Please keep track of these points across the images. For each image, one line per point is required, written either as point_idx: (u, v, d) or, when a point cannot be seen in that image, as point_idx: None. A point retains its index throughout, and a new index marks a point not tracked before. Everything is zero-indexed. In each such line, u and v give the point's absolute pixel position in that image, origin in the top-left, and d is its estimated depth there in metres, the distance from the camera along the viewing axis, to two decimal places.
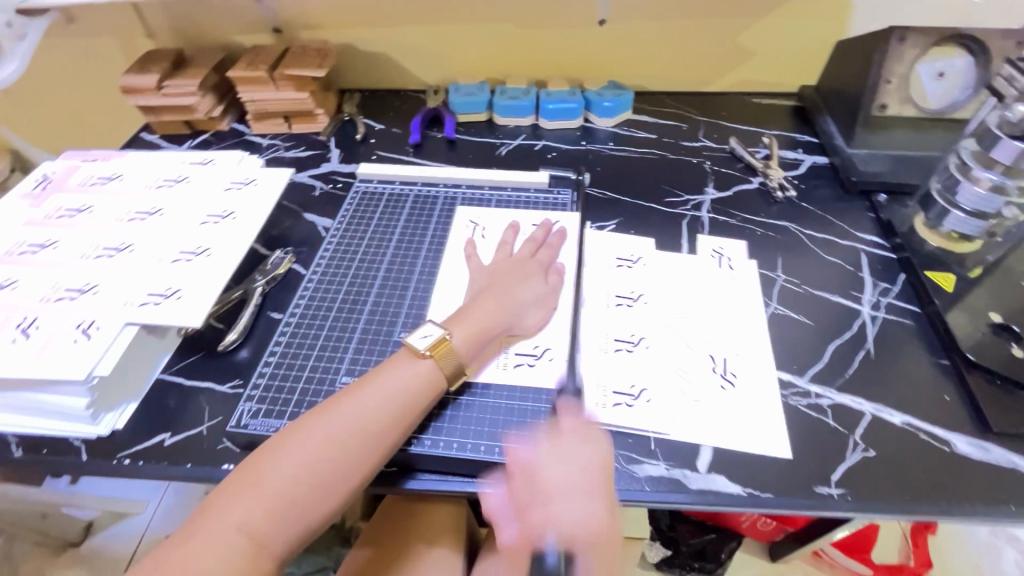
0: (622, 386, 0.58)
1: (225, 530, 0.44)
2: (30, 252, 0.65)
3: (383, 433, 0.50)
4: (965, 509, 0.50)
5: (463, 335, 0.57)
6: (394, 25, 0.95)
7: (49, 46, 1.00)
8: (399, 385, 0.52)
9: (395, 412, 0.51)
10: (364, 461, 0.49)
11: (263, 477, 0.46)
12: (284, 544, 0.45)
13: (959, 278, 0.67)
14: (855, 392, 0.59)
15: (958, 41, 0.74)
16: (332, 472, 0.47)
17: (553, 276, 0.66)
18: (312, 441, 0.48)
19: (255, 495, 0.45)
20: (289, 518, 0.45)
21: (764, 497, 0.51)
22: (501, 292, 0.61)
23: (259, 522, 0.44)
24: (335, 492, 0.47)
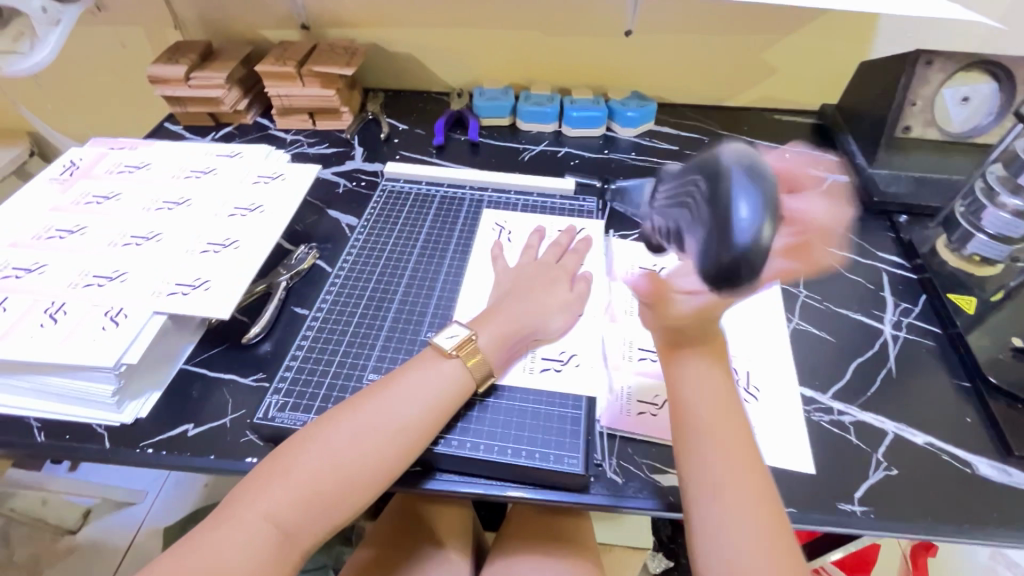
0: (646, 395, 0.58)
1: (252, 519, 0.44)
2: (58, 237, 0.65)
3: (411, 432, 0.49)
4: (988, 532, 0.50)
5: (490, 337, 0.56)
6: (422, 27, 0.95)
7: (77, 33, 1.00)
8: (429, 385, 0.52)
9: (424, 410, 0.51)
10: (392, 459, 0.48)
11: (291, 469, 0.46)
12: (309, 537, 0.45)
13: (980, 301, 0.68)
14: (877, 409, 0.59)
15: (982, 67, 0.75)
16: (359, 468, 0.47)
17: (580, 285, 0.65)
18: (341, 436, 0.48)
19: (284, 486, 0.45)
20: (316, 512, 0.45)
21: (788, 511, 0.51)
22: (528, 295, 0.61)
23: (285, 514, 0.44)
24: (362, 489, 0.47)
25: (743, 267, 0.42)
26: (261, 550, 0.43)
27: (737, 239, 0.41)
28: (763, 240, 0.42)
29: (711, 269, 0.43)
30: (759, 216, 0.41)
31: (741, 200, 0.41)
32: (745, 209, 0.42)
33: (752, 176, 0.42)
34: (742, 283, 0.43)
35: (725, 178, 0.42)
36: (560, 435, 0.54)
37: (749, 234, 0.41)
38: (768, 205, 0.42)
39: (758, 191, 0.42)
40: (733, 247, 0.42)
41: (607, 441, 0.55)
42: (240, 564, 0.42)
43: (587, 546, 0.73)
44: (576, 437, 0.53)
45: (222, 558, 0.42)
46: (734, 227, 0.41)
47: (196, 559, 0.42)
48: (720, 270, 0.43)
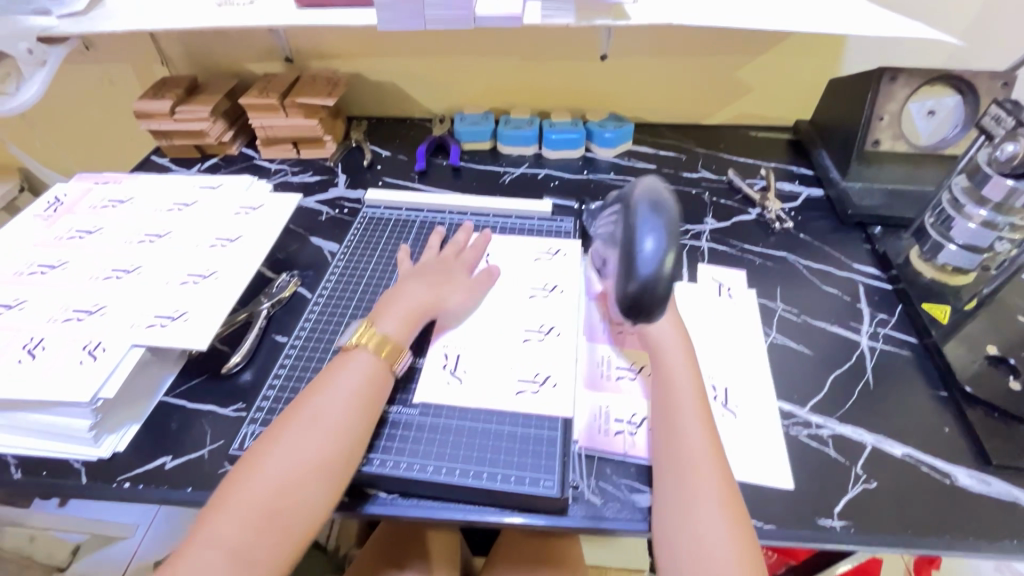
0: (623, 415, 0.59)
1: (204, 549, 0.43)
2: (40, 273, 0.66)
3: (344, 429, 0.50)
4: (969, 543, 0.50)
5: (391, 324, 0.58)
6: (403, 57, 0.98)
7: (66, 71, 1.02)
8: (353, 380, 0.53)
9: (347, 406, 0.51)
10: (334, 461, 0.48)
11: (237, 490, 0.46)
12: (266, 558, 0.44)
13: (955, 309, 0.68)
14: (856, 422, 0.59)
15: (946, 81, 0.77)
16: (304, 476, 0.47)
17: (481, 276, 0.68)
18: (281, 451, 0.48)
19: (231, 509, 0.45)
20: (269, 530, 0.44)
21: (767, 528, 0.51)
22: (430, 284, 0.64)
23: (235, 537, 0.44)
24: (312, 495, 0.47)
25: (648, 297, 0.46)
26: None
27: (640, 266, 0.46)
28: (666, 270, 0.45)
29: (624, 300, 0.48)
30: (661, 245, 0.46)
31: (645, 232, 0.46)
32: (649, 240, 0.46)
33: (656, 213, 0.47)
34: (652, 312, 0.46)
35: (635, 216, 0.48)
36: (537, 457, 0.54)
37: (652, 263, 0.45)
38: (672, 238, 0.46)
39: (661, 227, 0.46)
40: (637, 274, 0.46)
41: (585, 462, 0.55)
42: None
43: (576, 566, 0.74)
44: (552, 458, 0.54)
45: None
46: (637, 257, 0.46)
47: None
48: (629, 300, 0.46)
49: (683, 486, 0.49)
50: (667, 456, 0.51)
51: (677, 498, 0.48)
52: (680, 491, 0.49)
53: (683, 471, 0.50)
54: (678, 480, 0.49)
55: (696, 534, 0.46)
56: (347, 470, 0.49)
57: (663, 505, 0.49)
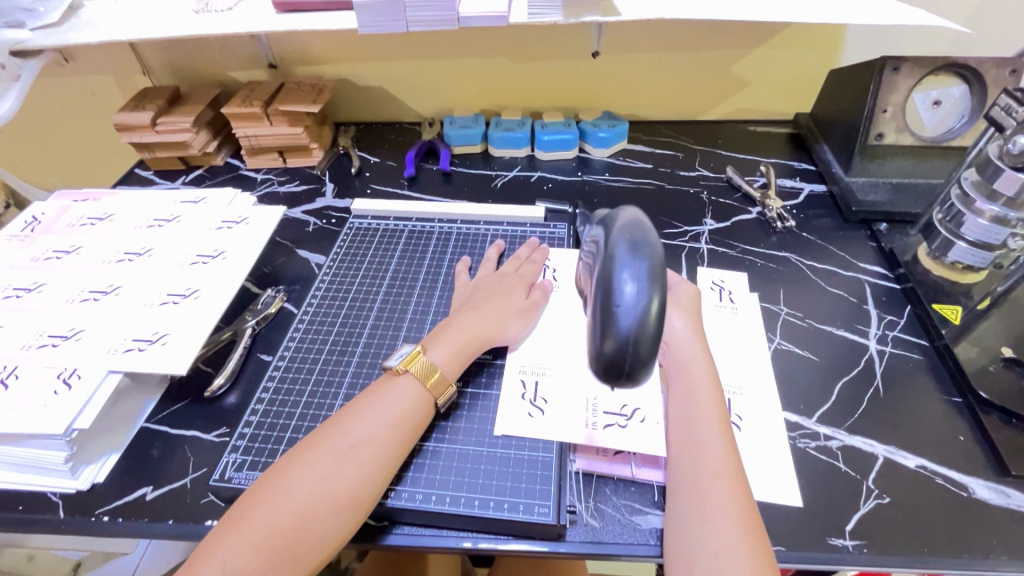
0: (612, 407, 0.56)
1: (213, 571, 0.40)
2: (15, 296, 0.63)
3: (380, 457, 0.48)
4: (990, 561, 0.47)
5: (443, 352, 0.55)
6: (389, 60, 0.95)
7: (45, 84, 1.00)
8: (397, 404, 0.51)
9: (384, 430, 0.49)
10: (360, 488, 0.46)
11: (256, 511, 0.43)
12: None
13: (967, 309, 0.66)
14: (865, 432, 0.57)
15: (950, 70, 0.74)
16: (326, 503, 0.44)
17: (537, 292, 0.65)
18: (307, 471, 0.46)
19: (246, 531, 0.42)
20: (281, 558, 0.42)
21: (776, 550, 0.48)
22: (492, 304, 0.61)
23: (246, 563, 0.41)
24: (333, 524, 0.44)
25: (628, 359, 0.37)
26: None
27: (620, 319, 0.37)
28: (649, 323, 0.37)
29: (598, 361, 0.39)
30: (645, 291, 0.37)
31: (625, 277, 0.37)
32: (631, 285, 0.37)
33: (636, 249, 0.38)
34: (635, 375, 0.38)
35: (610, 257, 0.39)
36: (531, 482, 0.51)
37: (632, 317, 0.37)
38: (656, 282, 0.37)
39: (643, 270, 0.37)
40: (615, 328, 0.37)
41: (583, 482, 0.53)
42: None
43: None
44: (547, 482, 0.51)
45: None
46: (615, 306, 0.37)
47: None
48: (607, 361, 0.38)
49: (698, 498, 0.46)
50: (684, 468, 0.49)
51: (692, 511, 0.46)
52: (695, 505, 0.46)
53: (700, 484, 0.47)
54: (695, 491, 0.47)
55: (712, 549, 0.43)
56: (370, 499, 0.46)
57: (678, 520, 0.46)
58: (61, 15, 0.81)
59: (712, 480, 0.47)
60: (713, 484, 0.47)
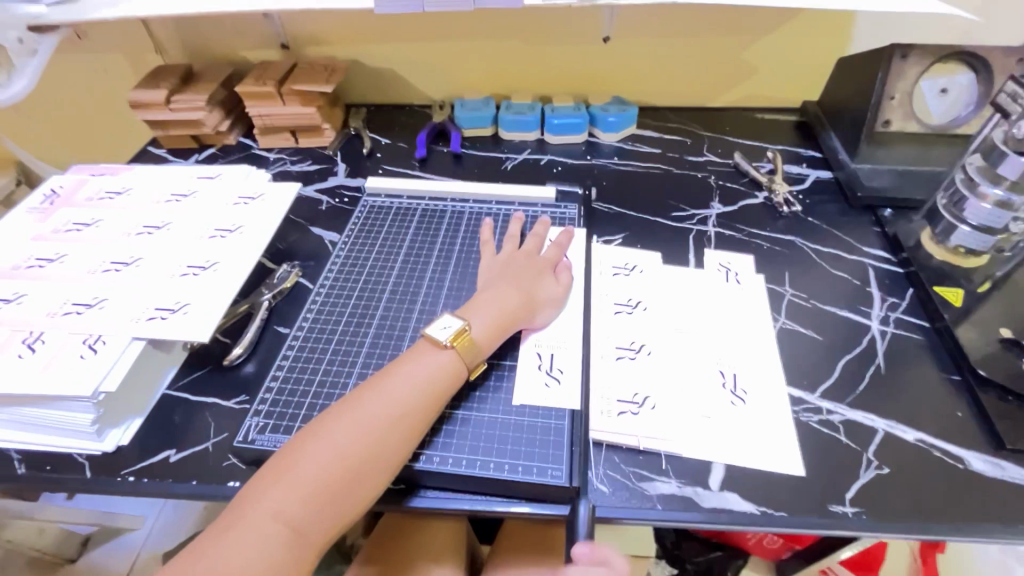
0: (625, 394, 0.58)
1: (261, 519, 0.43)
2: (38, 266, 0.65)
3: (416, 421, 0.50)
4: (982, 528, 0.49)
5: (476, 326, 0.57)
6: (400, 42, 0.95)
7: (58, 61, 1.01)
8: (433, 370, 0.53)
9: (419, 395, 0.51)
10: (400, 450, 0.48)
11: (300, 462, 0.45)
12: (322, 536, 0.44)
13: (968, 292, 0.67)
14: (865, 407, 0.58)
15: (958, 58, 0.75)
16: (367, 462, 0.46)
17: (563, 273, 0.67)
18: (349, 429, 0.47)
19: (293, 483, 0.44)
20: (327, 510, 0.44)
21: (778, 516, 0.50)
22: (515, 283, 0.62)
23: (294, 513, 0.43)
24: (371, 481, 0.46)
25: None
26: (271, 551, 0.42)
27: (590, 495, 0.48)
28: None
29: None
30: None
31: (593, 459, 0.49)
32: None
33: None
34: None
35: None
36: (544, 447, 0.53)
37: None
38: None
39: None
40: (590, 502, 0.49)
41: (592, 451, 0.55)
42: (251, 568, 0.41)
43: None
44: (559, 447, 0.53)
45: (235, 563, 0.41)
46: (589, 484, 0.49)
47: (205, 563, 0.41)
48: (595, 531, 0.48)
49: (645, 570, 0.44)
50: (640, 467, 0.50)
51: None
52: None
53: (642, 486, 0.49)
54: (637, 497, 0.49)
55: None
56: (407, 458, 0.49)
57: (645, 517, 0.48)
58: None
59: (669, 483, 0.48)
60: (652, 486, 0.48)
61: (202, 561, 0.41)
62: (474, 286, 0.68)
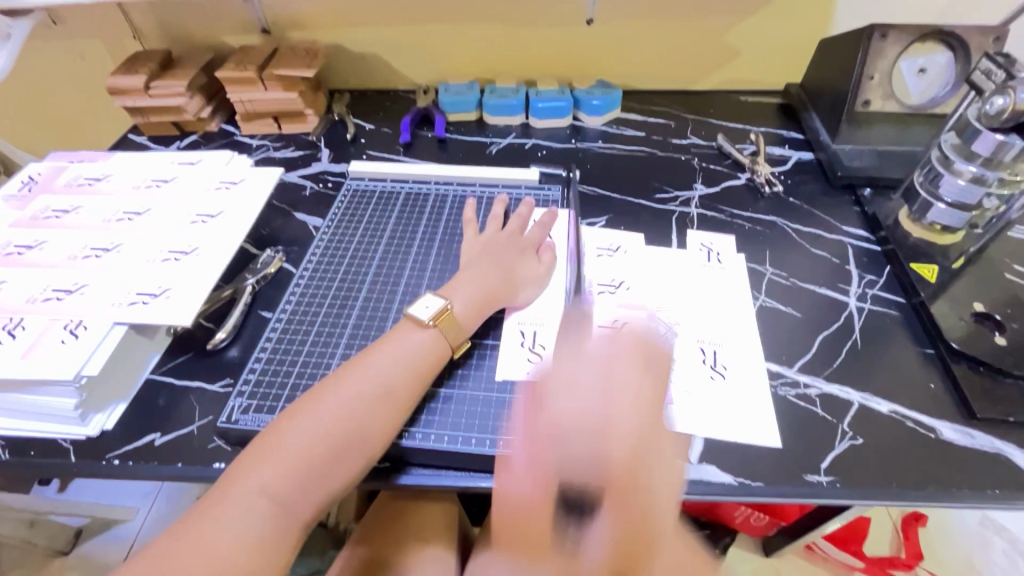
0: None
1: (248, 496, 0.43)
2: (17, 253, 0.64)
3: (399, 396, 0.51)
4: (950, 493, 0.51)
5: (463, 305, 0.58)
6: (383, 25, 0.95)
7: (33, 47, 0.99)
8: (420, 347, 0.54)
9: (402, 373, 0.52)
10: (384, 427, 0.49)
11: (286, 441, 0.46)
12: (306, 511, 0.45)
13: (943, 269, 0.68)
14: (842, 380, 0.60)
15: (936, 38, 0.76)
16: (353, 438, 0.47)
17: (546, 254, 0.68)
18: (335, 406, 0.48)
19: (278, 460, 0.45)
20: (312, 484, 0.45)
21: (755, 486, 0.52)
22: (497, 262, 0.63)
23: (280, 489, 0.44)
24: (357, 456, 0.47)
25: None
26: (259, 526, 0.42)
27: None
28: None
29: None
30: None
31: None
32: None
33: None
34: None
35: None
36: None
37: None
38: None
39: None
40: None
41: None
42: (239, 543, 0.41)
43: None
44: None
45: (220, 536, 0.41)
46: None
47: (191, 541, 0.41)
48: None
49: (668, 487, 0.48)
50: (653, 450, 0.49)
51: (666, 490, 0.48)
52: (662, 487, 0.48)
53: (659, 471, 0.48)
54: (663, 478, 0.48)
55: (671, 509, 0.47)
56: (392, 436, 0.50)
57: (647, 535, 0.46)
58: None
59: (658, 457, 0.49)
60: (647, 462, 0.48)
61: (187, 539, 0.41)
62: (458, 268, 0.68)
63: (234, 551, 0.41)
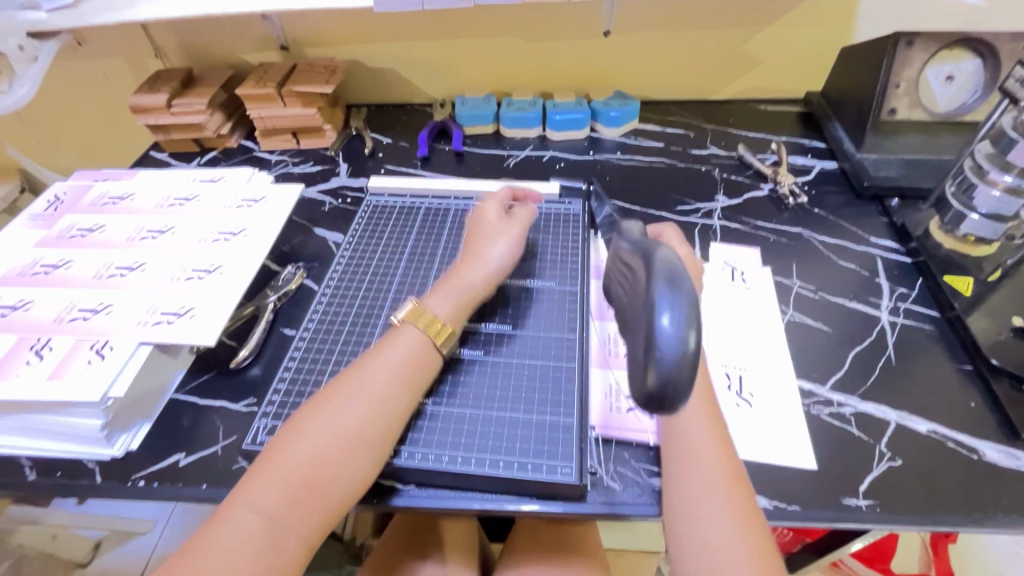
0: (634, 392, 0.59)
1: (241, 513, 0.42)
2: (44, 272, 0.65)
3: (390, 401, 0.50)
4: (997, 520, 0.49)
5: (445, 303, 0.57)
6: (401, 40, 0.95)
7: (58, 67, 1.01)
8: (408, 347, 0.53)
9: (393, 377, 0.51)
10: (381, 432, 0.48)
11: (278, 457, 0.45)
12: (303, 528, 0.43)
13: (978, 281, 0.66)
14: (878, 399, 0.58)
15: (963, 44, 0.74)
16: (344, 446, 0.46)
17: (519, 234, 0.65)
18: (330, 417, 0.48)
19: (270, 476, 0.44)
20: (303, 500, 0.44)
21: (791, 509, 0.50)
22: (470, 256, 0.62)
23: (274, 504, 0.43)
24: (351, 467, 0.46)
25: (668, 392, 0.38)
26: (254, 544, 0.41)
27: (662, 348, 0.38)
28: (689, 347, 0.38)
29: (640, 391, 0.39)
30: (681, 325, 0.38)
31: (663, 307, 0.39)
32: (667, 315, 0.39)
33: (674, 285, 0.40)
34: (673, 409, 0.38)
35: (650, 292, 0.41)
36: (552, 444, 0.53)
37: (674, 341, 0.38)
38: (693, 318, 0.39)
39: (681, 303, 0.39)
40: (658, 361, 0.38)
41: (602, 447, 0.55)
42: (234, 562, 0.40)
43: (594, 553, 0.71)
44: (568, 444, 0.52)
45: (217, 556, 0.41)
46: (654, 337, 0.39)
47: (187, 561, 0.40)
48: (653, 384, 0.38)
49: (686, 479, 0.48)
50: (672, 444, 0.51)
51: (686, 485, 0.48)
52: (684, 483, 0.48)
53: (686, 466, 0.49)
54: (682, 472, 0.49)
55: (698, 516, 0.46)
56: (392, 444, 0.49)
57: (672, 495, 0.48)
58: None
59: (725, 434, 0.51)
60: (702, 438, 0.50)
61: (186, 558, 0.41)
62: None
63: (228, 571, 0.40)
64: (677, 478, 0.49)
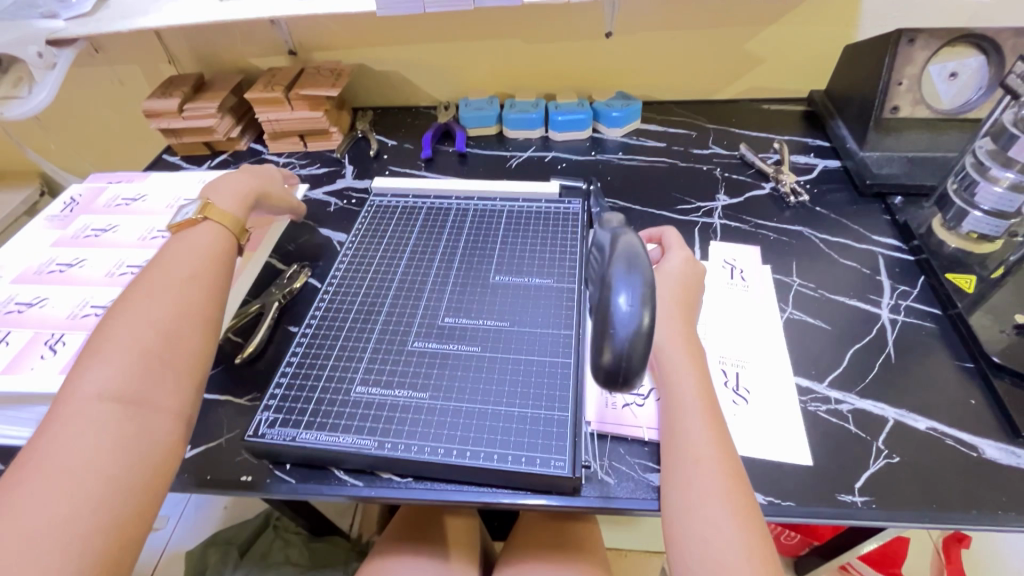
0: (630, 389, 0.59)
1: (56, 463, 0.39)
2: (59, 271, 0.67)
3: (188, 295, 0.51)
4: (995, 517, 0.49)
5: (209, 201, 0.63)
6: (406, 44, 0.97)
7: (76, 75, 1.04)
8: (187, 245, 0.56)
9: (175, 281, 0.52)
10: (202, 310, 0.52)
11: (79, 392, 0.43)
12: (152, 428, 0.44)
13: (981, 278, 0.66)
14: (876, 396, 0.58)
15: (967, 41, 0.74)
16: (160, 342, 0.47)
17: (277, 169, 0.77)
18: (133, 311, 0.48)
19: (78, 411, 0.42)
20: (136, 411, 0.43)
21: (786, 505, 0.50)
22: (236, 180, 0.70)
23: (98, 426, 0.42)
24: (173, 358, 0.47)
25: (624, 368, 0.40)
26: (96, 460, 0.40)
27: (617, 327, 0.40)
28: (644, 327, 0.40)
29: (598, 368, 0.42)
30: (638, 308, 0.40)
31: (621, 288, 0.41)
32: (626, 298, 0.41)
33: (632, 268, 0.42)
34: (630, 383, 0.41)
35: (609, 275, 0.42)
36: (547, 437, 0.53)
37: (630, 323, 0.40)
38: (649, 299, 0.41)
39: (638, 283, 0.41)
40: (613, 339, 0.40)
41: (597, 442, 0.56)
42: (81, 490, 0.38)
43: (594, 550, 0.71)
44: (563, 438, 0.53)
45: (42, 508, 0.37)
46: (611, 317, 0.41)
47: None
48: (608, 361, 0.41)
49: (687, 485, 0.48)
50: (675, 449, 0.50)
51: (687, 492, 0.47)
52: (685, 489, 0.47)
53: (689, 470, 0.48)
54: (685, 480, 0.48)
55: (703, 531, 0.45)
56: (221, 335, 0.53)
57: (675, 502, 0.47)
58: (92, 6, 0.86)
59: (725, 434, 0.51)
60: (703, 440, 0.49)
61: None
62: (479, 283, 0.68)
63: (78, 500, 0.38)
64: (677, 480, 0.48)
